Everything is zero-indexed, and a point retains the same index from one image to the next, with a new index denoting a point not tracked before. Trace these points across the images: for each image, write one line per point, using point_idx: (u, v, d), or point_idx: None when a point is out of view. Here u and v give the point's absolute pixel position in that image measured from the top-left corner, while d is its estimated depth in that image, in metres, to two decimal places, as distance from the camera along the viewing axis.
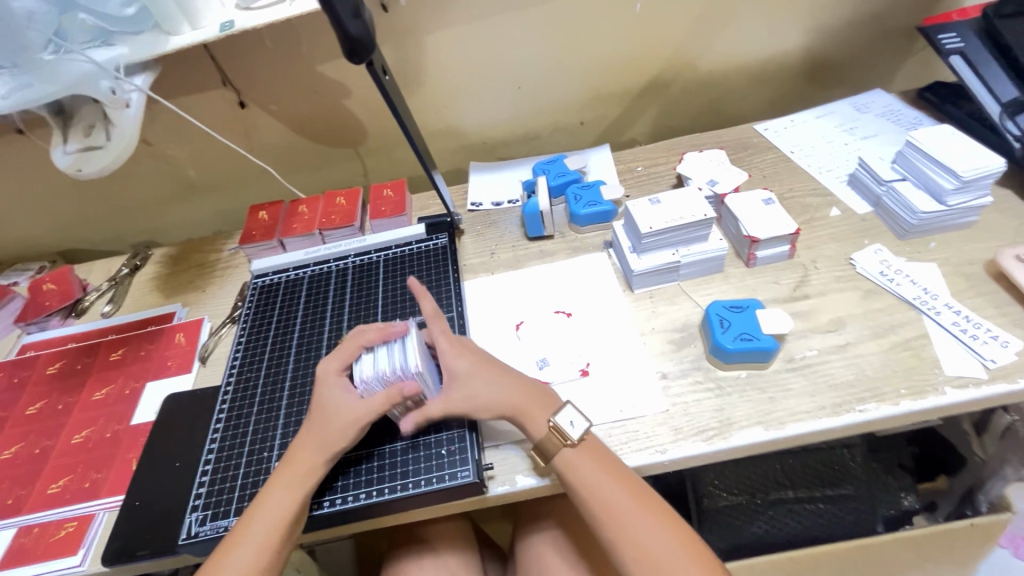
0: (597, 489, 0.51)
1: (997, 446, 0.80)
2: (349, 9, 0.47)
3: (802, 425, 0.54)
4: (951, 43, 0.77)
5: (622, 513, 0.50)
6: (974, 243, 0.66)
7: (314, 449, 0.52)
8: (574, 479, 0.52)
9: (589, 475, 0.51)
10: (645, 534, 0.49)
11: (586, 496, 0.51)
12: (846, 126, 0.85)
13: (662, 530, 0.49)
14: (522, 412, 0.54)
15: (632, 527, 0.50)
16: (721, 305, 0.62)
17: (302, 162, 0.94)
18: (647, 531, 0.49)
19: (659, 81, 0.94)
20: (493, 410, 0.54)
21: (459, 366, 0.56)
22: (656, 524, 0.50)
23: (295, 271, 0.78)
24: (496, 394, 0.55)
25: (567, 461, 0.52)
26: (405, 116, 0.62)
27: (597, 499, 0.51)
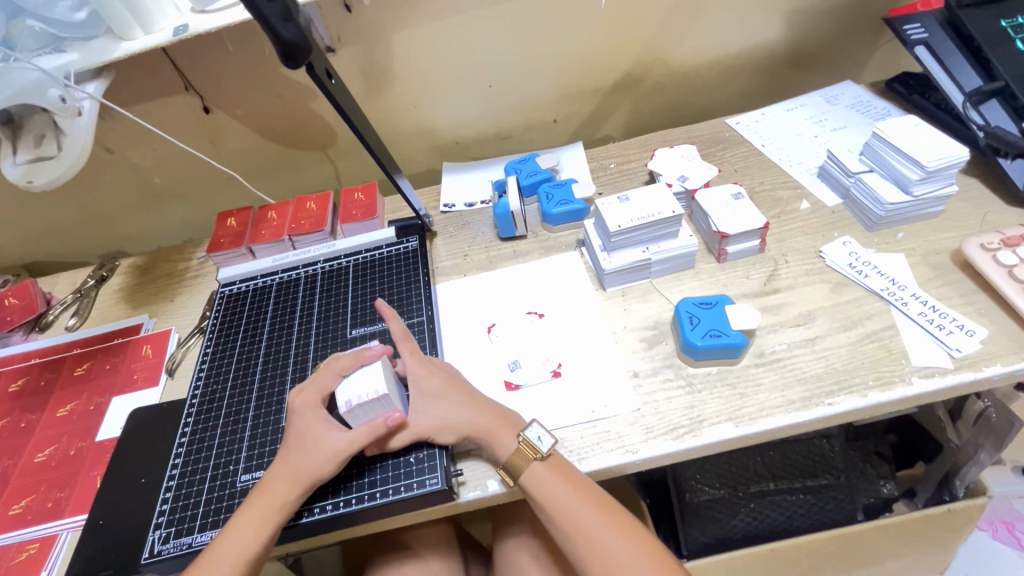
0: (567, 507, 0.51)
1: (970, 433, 0.81)
2: (278, 13, 0.46)
3: (772, 420, 0.54)
4: (916, 34, 0.78)
5: (593, 528, 0.51)
6: (940, 233, 0.66)
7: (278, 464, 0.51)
8: (544, 498, 0.51)
9: (556, 491, 0.51)
10: (614, 549, 0.50)
11: (556, 515, 0.51)
12: (816, 118, 0.86)
13: (631, 543, 0.50)
14: (488, 431, 0.53)
15: (600, 544, 0.50)
16: (691, 302, 0.61)
17: (272, 166, 0.93)
18: (617, 545, 0.50)
19: (631, 78, 0.94)
20: (457, 434, 0.53)
21: (430, 380, 0.56)
22: (624, 538, 0.50)
23: (263, 279, 0.76)
24: (463, 406, 0.54)
25: (536, 479, 0.52)
26: (357, 121, 0.60)
27: (568, 518, 0.51)
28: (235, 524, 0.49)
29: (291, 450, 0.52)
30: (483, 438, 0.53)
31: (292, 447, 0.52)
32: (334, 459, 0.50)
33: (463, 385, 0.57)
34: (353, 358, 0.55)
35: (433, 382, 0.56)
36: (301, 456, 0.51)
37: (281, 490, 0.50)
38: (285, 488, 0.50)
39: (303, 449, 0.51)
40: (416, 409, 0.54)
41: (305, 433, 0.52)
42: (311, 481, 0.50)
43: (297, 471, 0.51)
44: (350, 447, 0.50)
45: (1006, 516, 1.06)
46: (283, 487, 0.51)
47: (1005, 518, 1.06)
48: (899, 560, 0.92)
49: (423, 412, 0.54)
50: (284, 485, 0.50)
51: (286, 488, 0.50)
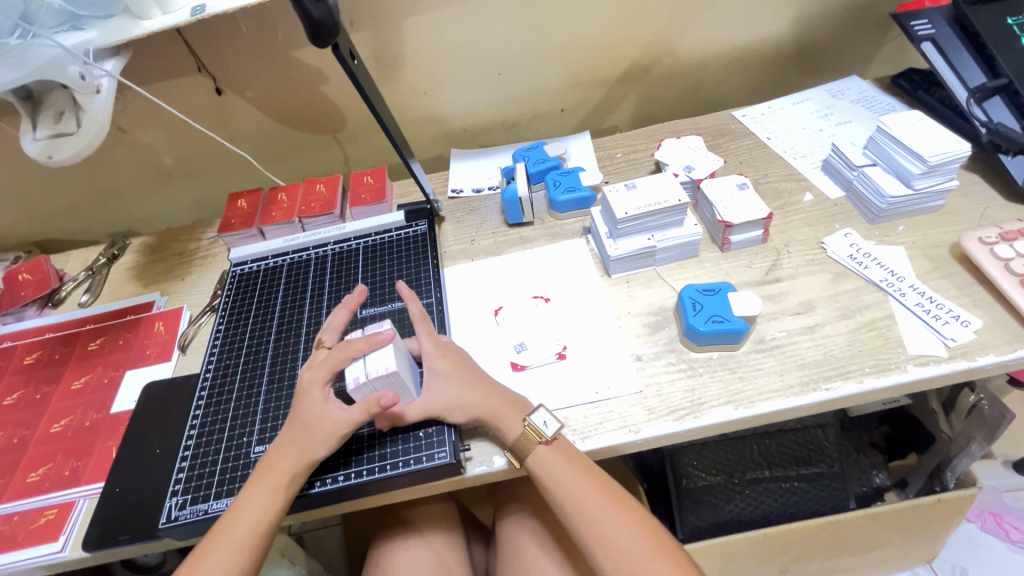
0: (572, 490, 0.53)
1: (963, 424, 0.84)
2: None
3: (770, 403, 0.55)
4: (923, 30, 0.78)
5: (596, 510, 0.52)
6: (940, 227, 0.68)
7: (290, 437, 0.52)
8: (549, 480, 0.53)
9: (561, 474, 0.53)
10: (617, 530, 0.51)
11: (560, 497, 0.53)
12: (822, 112, 0.86)
13: (633, 527, 0.52)
14: (497, 413, 0.55)
15: (603, 525, 0.52)
16: (694, 289, 0.63)
17: (281, 150, 0.94)
18: (619, 528, 0.52)
19: (639, 68, 0.94)
20: (466, 415, 0.55)
21: (442, 359, 0.57)
22: (626, 521, 0.52)
23: (274, 259, 0.78)
24: (473, 385, 0.56)
25: (541, 461, 0.53)
26: (372, 103, 0.62)
27: (572, 500, 0.53)
28: (251, 493, 0.51)
29: (304, 423, 0.53)
30: (490, 419, 0.55)
31: (305, 420, 0.54)
32: (346, 433, 0.52)
33: (472, 367, 0.58)
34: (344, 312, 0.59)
35: (444, 364, 0.57)
36: (313, 428, 0.52)
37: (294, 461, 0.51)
38: (297, 459, 0.52)
39: (314, 424, 0.52)
40: (429, 389, 0.56)
41: (317, 409, 0.53)
42: (323, 453, 0.52)
43: (309, 443, 0.52)
44: (361, 421, 0.52)
45: (996, 509, 1.08)
46: (296, 458, 0.52)
47: (995, 510, 1.08)
48: (888, 547, 0.95)
49: (435, 392, 0.55)
50: (297, 456, 0.52)
51: (298, 457, 0.52)
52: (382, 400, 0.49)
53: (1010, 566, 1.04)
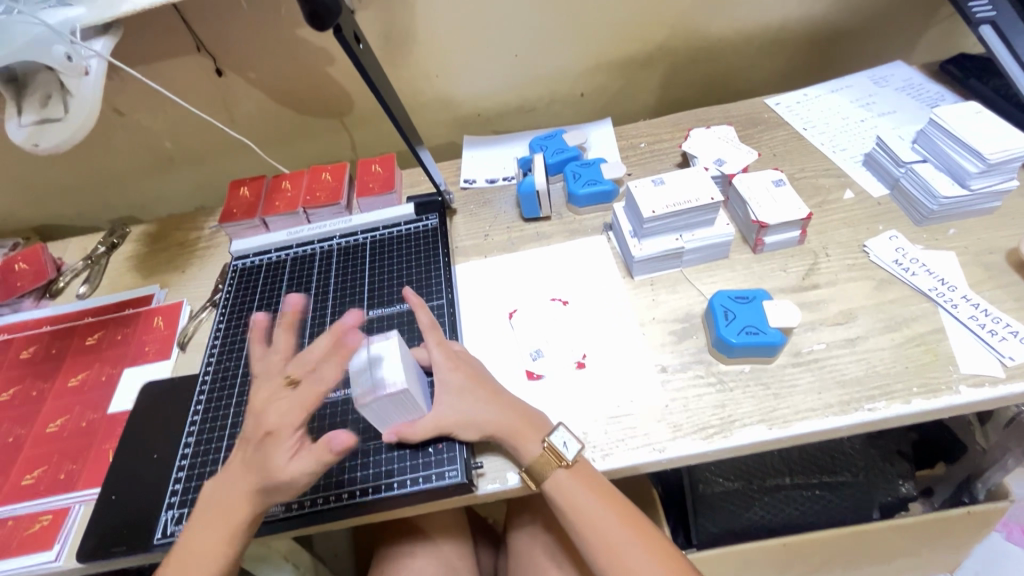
0: (591, 517, 0.50)
1: (999, 436, 0.79)
2: None
3: (807, 424, 0.51)
4: (981, 10, 0.70)
5: (617, 540, 0.49)
6: (995, 231, 0.62)
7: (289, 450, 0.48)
8: (566, 505, 0.50)
9: (581, 500, 0.50)
10: (639, 564, 0.48)
11: (579, 524, 0.50)
12: (863, 101, 0.80)
13: (657, 562, 0.48)
14: (512, 431, 0.51)
15: (625, 557, 0.49)
16: (726, 295, 0.58)
17: (285, 135, 0.89)
18: (642, 561, 0.48)
19: (665, 51, 0.88)
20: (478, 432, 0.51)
21: (456, 372, 0.54)
22: (649, 554, 0.49)
23: (277, 253, 0.74)
24: (488, 403, 0.52)
25: (560, 484, 0.50)
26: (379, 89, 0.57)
27: (592, 527, 0.50)
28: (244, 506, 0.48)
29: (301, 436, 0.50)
30: (505, 437, 0.51)
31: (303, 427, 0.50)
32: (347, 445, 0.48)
33: (486, 379, 0.55)
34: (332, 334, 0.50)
35: (457, 374, 0.54)
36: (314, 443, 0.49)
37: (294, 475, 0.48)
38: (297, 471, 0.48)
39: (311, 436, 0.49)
40: (441, 402, 0.52)
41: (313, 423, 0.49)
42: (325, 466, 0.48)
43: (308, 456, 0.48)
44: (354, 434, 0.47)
45: None
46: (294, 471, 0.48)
47: None
48: (911, 559, 0.92)
49: (447, 405, 0.52)
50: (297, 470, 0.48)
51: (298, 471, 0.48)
52: (335, 442, 0.46)
53: None
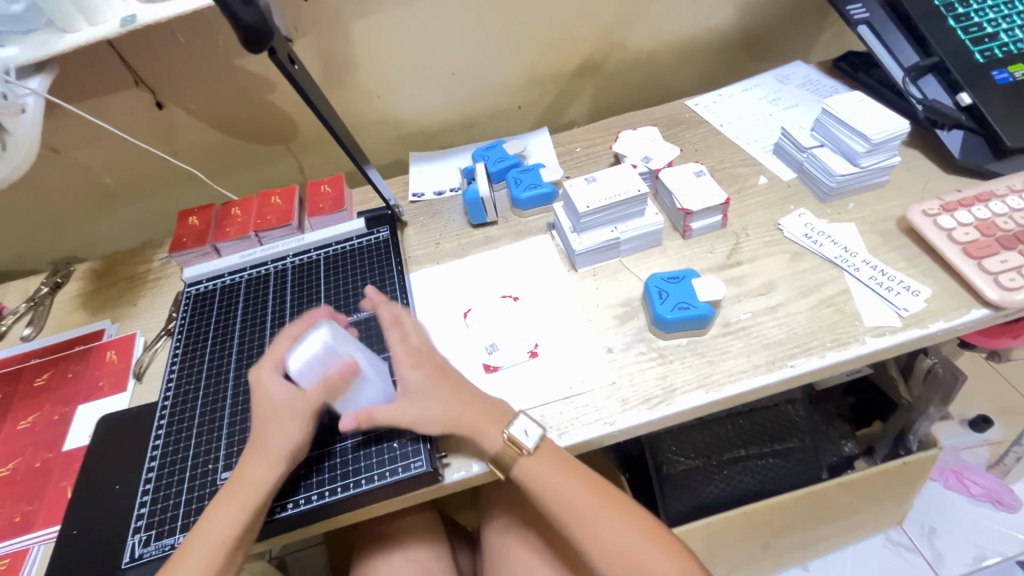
0: (558, 490, 0.53)
1: (921, 390, 0.89)
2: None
3: (739, 384, 0.57)
4: (858, 14, 0.79)
5: (583, 508, 0.53)
6: (886, 202, 0.71)
7: (259, 432, 0.52)
8: (534, 482, 0.53)
9: (547, 476, 0.53)
10: (603, 525, 0.52)
11: (546, 497, 0.53)
12: (771, 98, 0.89)
13: (621, 520, 0.53)
14: (475, 427, 0.54)
15: (591, 521, 0.53)
16: (659, 277, 0.63)
17: (232, 163, 0.90)
18: (607, 523, 0.52)
19: (592, 63, 0.95)
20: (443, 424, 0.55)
21: (421, 377, 0.56)
22: (614, 516, 0.53)
23: (230, 277, 0.75)
24: (450, 407, 0.54)
25: (525, 470, 0.53)
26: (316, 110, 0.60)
27: (558, 499, 0.53)
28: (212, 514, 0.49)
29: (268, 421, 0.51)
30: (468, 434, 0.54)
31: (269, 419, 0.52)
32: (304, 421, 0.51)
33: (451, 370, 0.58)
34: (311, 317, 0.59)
35: (420, 374, 0.56)
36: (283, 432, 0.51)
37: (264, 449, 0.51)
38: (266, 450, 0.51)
39: (273, 402, 0.52)
40: (401, 404, 0.54)
41: (278, 403, 0.52)
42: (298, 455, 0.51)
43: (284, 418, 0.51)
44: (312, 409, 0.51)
45: (956, 465, 1.14)
46: (263, 455, 0.51)
47: (955, 467, 1.14)
48: (862, 513, 0.99)
49: (407, 408, 0.54)
50: (268, 450, 0.51)
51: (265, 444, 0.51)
52: (343, 368, 0.51)
53: (971, 518, 1.11)
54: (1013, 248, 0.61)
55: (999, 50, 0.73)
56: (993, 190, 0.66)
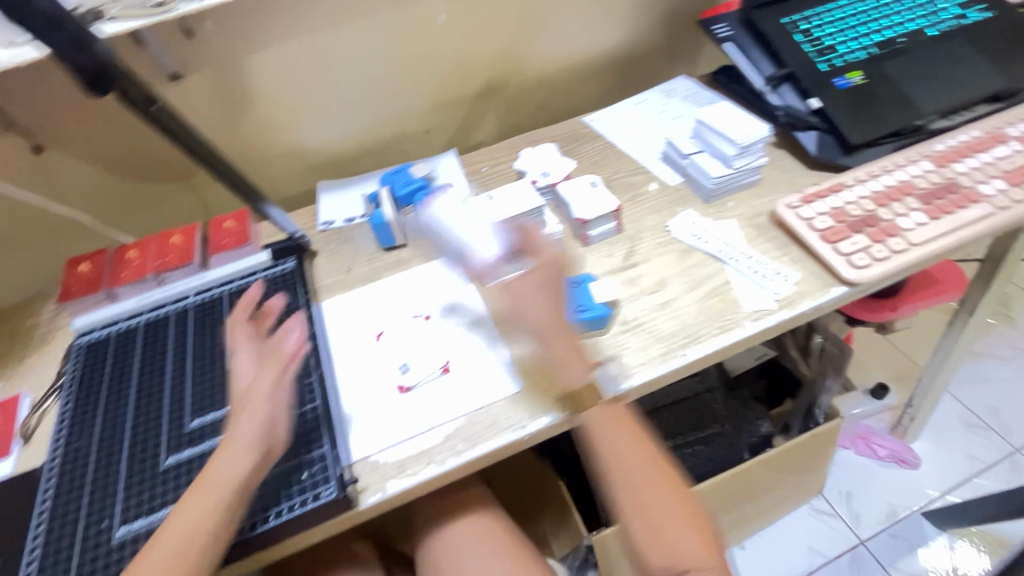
0: (627, 466, 0.56)
1: (818, 365, 0.98)
2: None
3: (637, 377, 0.60)
4: (723, 32, 0.90)
5: (638, 481, 0.56)
6: (759, 199, 0.78)
7: (236, 419, 0.53)
8: (607, 459, 0.56)
9: (612, 450, 0.56)
10: (654, 496, 0.55)
11: (616, 473, 0.56)
12: (658, 110, 0.96)
13: (664, 489, 0.55)
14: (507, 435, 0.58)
15: (645, 494, 0.55)
16: (560, 284, 0.67)
17: (126, 205, 0.87)
18: (659, 493, 0.55)
19: (493, 85, 0.99)
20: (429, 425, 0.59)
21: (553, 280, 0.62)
22: (660, 486, 0.56)
23: (127, 322, 0.71)
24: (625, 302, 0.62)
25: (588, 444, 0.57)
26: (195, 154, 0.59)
27: (635, 472, 0.56)
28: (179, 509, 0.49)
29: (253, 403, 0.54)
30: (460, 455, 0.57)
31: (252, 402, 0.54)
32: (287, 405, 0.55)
33: (557, 282, 0.62)
34: (243, 305, 0.65)
35: None
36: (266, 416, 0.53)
37: (242, 436, 0.52)
38: (243, 435, 0.52)
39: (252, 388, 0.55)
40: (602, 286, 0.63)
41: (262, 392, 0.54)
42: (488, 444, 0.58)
43: (259, 381, 0.56)
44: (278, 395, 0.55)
45: (864, 432, 1.24)
46: (240, 439, 0.52)
47: (862, 434, 1.24)
48: (784, 488, 1.06)
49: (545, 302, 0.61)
50: (246, 431, 0.52)
51: (245, 429, 0.52)
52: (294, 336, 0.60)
53: (884, 479, 1.20)
54: (861, 232, 0.69)
55: (839, 60, 0.83)
56: (844, 181, 0.75)
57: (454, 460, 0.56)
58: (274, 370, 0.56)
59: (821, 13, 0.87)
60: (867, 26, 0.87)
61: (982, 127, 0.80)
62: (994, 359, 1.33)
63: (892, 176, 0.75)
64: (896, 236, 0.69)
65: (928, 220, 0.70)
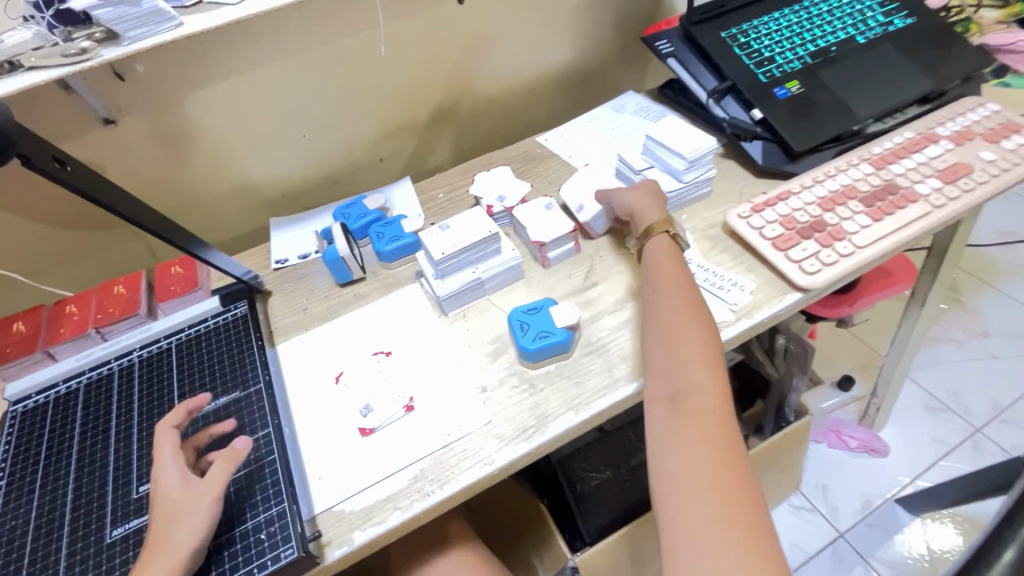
0: (673, 288, 0.60)
1: (784, 365, 1.00)
2: None
3: (603, 400, 0.60)
4: (665, 48, 0.91)
5: (675, 319, 0.57)
6: (712, 210, 0.79)
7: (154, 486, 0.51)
8: (653, 279, 0.62)
9: (666, 279, 0.62)
10: (684, 333, 0.56)
11: (656, 299, 0.60)
12: (610, 126, 0.97)
13: (694, 330, 0.56)
14: (676, 330, 0.57)
15: (678, 327, 0.57)
16: (520, 310, 0.67)
17: (64, 257, 0.83)
18: (687, 328, 0.56)
19: (445, 109, 0.99)
20: (652, 303, 0.61)
21: (637, 195, 0.71)
22: (692, 325, 0.57)
23: (65, 384, 0.67)
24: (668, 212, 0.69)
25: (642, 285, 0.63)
26: (128, 206, 0.57)
27: (664, 301, 0.60)
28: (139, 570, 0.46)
29: (170, 470, 0.51)
30: (671, 344, 0.56)
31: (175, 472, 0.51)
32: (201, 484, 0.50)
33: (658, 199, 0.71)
34: (180, 410, 0.56)
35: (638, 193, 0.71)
36: (182, 477, 0.51)
37: (161, 497, 0.50)
38: (164, 497, 0.49)
39: (166, 462, 0.52)
40: (632, 196, 0.71)
41: (169, 465, 0.51)
42: (687, 334, 0.56)
43: (208, 480, 0.50)
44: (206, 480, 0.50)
45: (834, 424, 1.28)
46: (160, 504, 0.49)
47: (833, 426, 1.27)
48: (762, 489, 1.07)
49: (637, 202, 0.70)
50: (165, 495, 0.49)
51: (163, 490, 0.50)
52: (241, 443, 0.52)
53: (856, 470, 1.23)
54: (810, 237, 0.71)
55: (777, 70, 0.86)
56: (790, 188, 0.77)
57: (421, 504, 0.54)
58: (219, 477, 0.50)
59: (756, 26, 0.90)
60: (801, 36, 0.90)
61: (915, 127, 0.83)
62: (948, 343, 1.38)
63: (835, 180, 0.77)
64: (843, 240, 0.70)
65: (872, 222, 0.72)
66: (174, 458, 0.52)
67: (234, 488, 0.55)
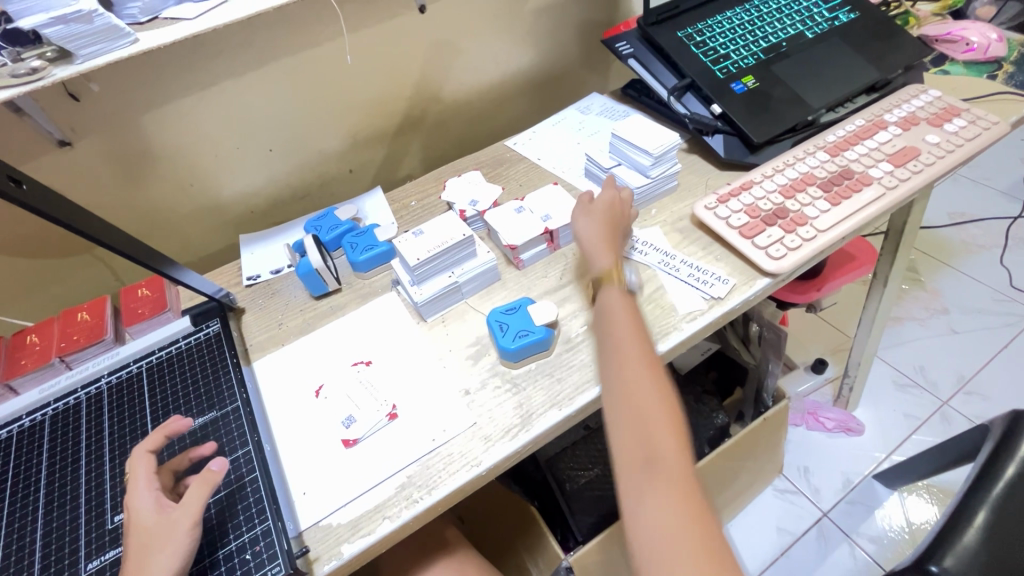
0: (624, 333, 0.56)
1: (761, 351, 1.01)
2: None
3: (586, 394, 0.60)
4: (625, 49, 0.94)
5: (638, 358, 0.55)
6: (680, 203, 0.81)
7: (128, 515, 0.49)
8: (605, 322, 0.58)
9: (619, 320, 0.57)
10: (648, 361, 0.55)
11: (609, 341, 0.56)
12: (577, 128, 0.99)
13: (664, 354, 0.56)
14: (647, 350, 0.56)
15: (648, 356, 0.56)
16: (499, 311, 0.67)
17: (23, 285, 0.80)
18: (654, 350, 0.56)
19: (413, 118, 0.99)
20: (604, 360, 0.56)
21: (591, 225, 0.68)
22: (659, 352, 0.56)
23: (30, 417, 0.64)
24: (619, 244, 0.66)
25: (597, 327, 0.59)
26: (89, 227, 0.55)
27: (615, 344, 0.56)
28: None
29: (147, 497, 0.50)
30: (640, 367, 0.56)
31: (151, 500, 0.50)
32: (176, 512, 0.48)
33: (616, 226, 0.69)
34: (160, 431, 0.54)
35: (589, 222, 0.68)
36: (157, 505, 0.49)
37: (136, 523, 0.48)
38: (139, 524, 0.48)
39: (143, 490, 0.50)
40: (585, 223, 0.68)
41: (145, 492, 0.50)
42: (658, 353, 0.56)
43: (183, 504, 0.48)
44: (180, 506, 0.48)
45: (812, 408, 1.31)
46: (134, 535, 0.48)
47: (811, 409, 1.31)
48: (745, 474, 1.10)
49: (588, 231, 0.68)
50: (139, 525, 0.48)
51: (136, 515, 0.49)
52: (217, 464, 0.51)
53: (835, 450, 1.26)
54: (774, 225, 0.73)
55: (732, 67, 0.89)
56: (753, 178, 0.80)
57: (409, 511, 0.54)
58: (196, 501, 0.48)
59: (711, 25, 0.93)
60: (753, 34, 0.93)
61: (865, 115, 0.87)
62: (912, 322, 1.44)
63: (794, 169, 0.80)
64: (806, 225, 0.73)
65: (831, 207, 0.75)
66: (149, 484, 0.51)
67: (215, 510, 0.54)
